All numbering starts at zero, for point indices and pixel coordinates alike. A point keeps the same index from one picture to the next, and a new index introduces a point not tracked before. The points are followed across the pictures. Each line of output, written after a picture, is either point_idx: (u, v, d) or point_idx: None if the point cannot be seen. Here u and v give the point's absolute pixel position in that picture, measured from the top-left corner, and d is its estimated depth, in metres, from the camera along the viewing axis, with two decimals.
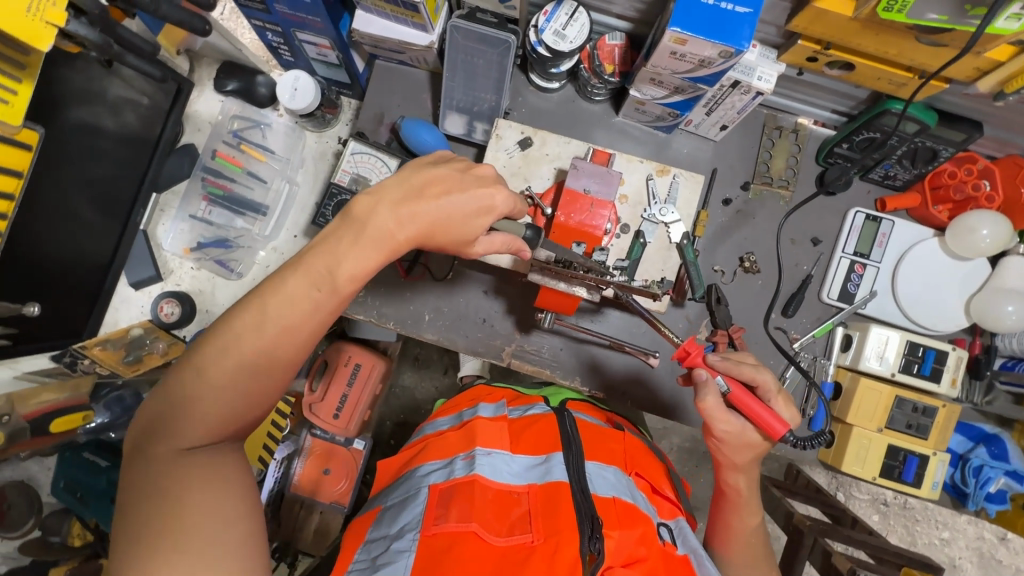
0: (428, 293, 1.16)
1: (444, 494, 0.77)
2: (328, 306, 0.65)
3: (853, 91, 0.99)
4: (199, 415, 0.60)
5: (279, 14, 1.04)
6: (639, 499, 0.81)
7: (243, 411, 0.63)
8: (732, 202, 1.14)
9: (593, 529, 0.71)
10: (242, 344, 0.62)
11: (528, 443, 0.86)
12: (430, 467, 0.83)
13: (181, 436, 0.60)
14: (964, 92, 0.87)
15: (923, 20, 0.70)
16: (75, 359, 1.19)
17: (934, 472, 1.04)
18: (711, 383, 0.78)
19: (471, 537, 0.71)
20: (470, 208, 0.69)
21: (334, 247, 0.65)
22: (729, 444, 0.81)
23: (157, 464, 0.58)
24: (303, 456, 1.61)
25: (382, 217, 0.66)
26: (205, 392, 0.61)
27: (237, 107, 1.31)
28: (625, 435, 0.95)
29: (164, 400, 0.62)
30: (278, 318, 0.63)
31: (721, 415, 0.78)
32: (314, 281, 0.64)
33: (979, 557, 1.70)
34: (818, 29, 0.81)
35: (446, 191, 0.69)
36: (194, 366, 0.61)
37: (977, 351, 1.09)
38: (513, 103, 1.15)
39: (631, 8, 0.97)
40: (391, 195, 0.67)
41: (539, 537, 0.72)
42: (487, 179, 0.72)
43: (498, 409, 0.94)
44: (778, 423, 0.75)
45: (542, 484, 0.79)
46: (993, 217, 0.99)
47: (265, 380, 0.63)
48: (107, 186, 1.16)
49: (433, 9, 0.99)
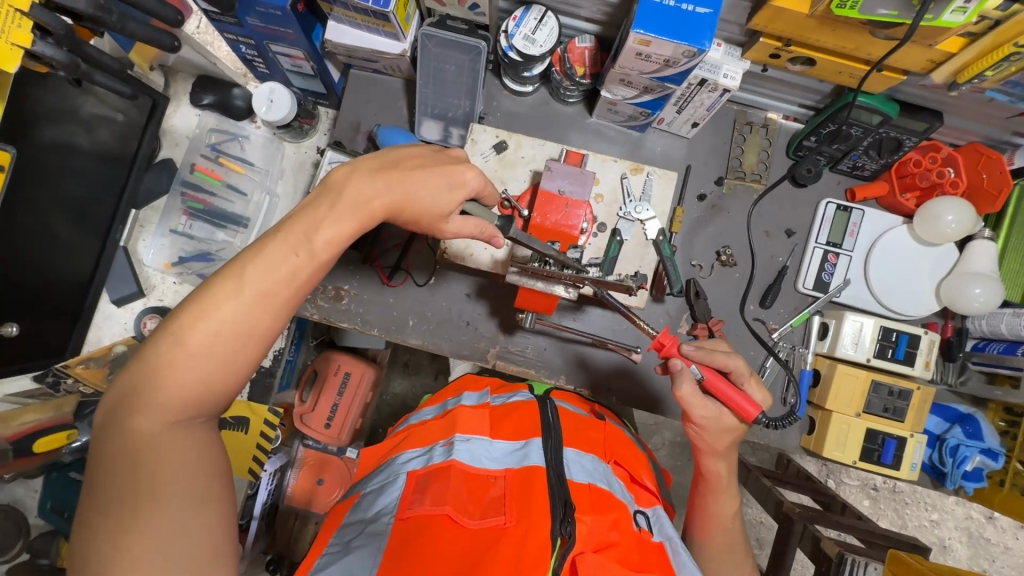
0: (411, 298, 1.17)
1: (421, 480, 0.78)
2: (307, 271, 0.65)
3: (818, 85, 1.01)
4: (174, 385, 0.59)
5: (251, 28, 1.05)
6: (616, 486, 0.82)
7: (220, 381, 0.62)
8: (706, 197, 1.17)
9: (565, 513, 0.71)
10: (221, 310, 0.61)
11: (508, 428, 0.88)
12: (409, 455, 0.85)
13: (154, 408, 0.59)
14: (921, 83, 0.89)
15: (874, 15, 0.73)
16: (57, 378, 1.21)
17: (912, 454, 1.06)
18: (686, 371, 0.81)
19: (444, 519, 0.72)
20: (443, 182, 0.74)
21: (316, 211, 0.67)
22: (708, 431, 0.83)
23: (132, 433, 0.58)
24: (296, 468, 1.60)
25: (359, 184, 0.69)
26: (181, 361, 0.60)
27: (214, 120, 1.32)
28: (606, 425, 0.97)
29: (138, 368, 0.60)
30: (256, 283, 0.62)
31: (697, 401, 0.81)
32: (293, 246, 0.65)
33: (968, 537, 1.73)
34: (778, 27, 0.83)
35: (419, 165, 0.74)
36: (170, 333, 0.60)
37: (949, 333, 1.13)
38: (488, 107, 1.16)
39: (598, 11, 0.99)
40: (365, 177, 0.70)
41: (512, 519, 0.72)
42: (457, 159, 0.78)
43: (482, 397, 0.97)
44: (751, 405, 0.79)
45: (519, 467, 0.80)
46: (957, 204, 1.02)
47: (243, 351, 0.62)
48: (85, 204, 1.16)
49: (404, 18, 1.00)
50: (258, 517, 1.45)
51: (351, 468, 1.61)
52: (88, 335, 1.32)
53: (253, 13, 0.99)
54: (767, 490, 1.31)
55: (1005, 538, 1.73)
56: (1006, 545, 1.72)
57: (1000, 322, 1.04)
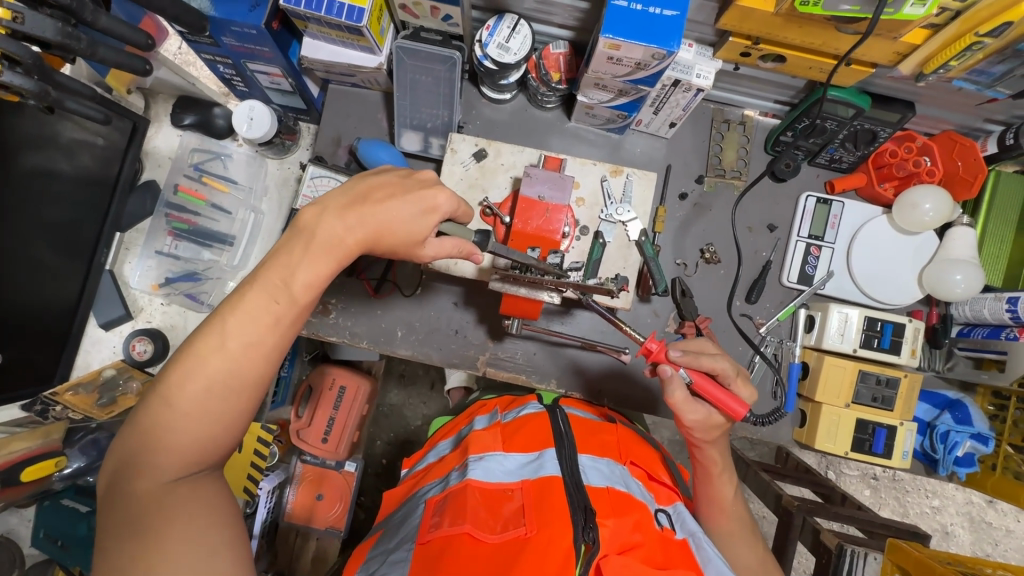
0: (398, 309, 1.17)
1: (439, 505, 0.78)
2: (290, 318, 0.65)
3: (791, 81, 1.03)
4: (171, 445, 0.60)
5: (227, 47, 1.05)
6: (634, 487, 0.81)
7: (216, 437, 0.62)
8: (688, 195, 1.17)
9: (586, 519, 0.71)
10: (208, 367, 0.61)
11: (521, 440, 0.85)
12: (428, 486, 0.85)
13: (154, 470, 0.60)
14: (889, 75, 0.90)
15: (837, 11, 0.74)
16: (45, 406, 1.16)
17: (903, 441, 1.07)
18: (675, 377, 0.79)
19: (465, 538, 0.71)
20: (414, 210, 0.71)
21: (289, 256, 0.66)
22: (698, 431, 0.82)
23: (136, 498, 0.59)
24: (293, 484, 1.60)
25: (330, 223, 0.67)
26: (175, 422, 0.60)
27: (196, 140, 1.33)
28: (618, 426, 0.95)
29: (135, 434, 0.61)
30: (240, 335, 0.63)
31: (686, 405, 0.79)
32: (272, 293, 0.64)
33: (970, 522, 1.74)
34: (745, 26, 0.84)
35: (389, 195, 0.70)
36: (161, 397, 0.61)
37: (935, 320, 1.13)
38: (467, 116, 1.17)
39: (571, 17, 1.00)
40: (336, 203, 0.68)
41: (533, 528, 0.71)
42: (428, 182, 0.74)
43: (492, 418, 0.95)
44: (739, 405, 0.78)
45: (535, 479, 0.78)
46: (933, 191, 1.03)
47: (238, 402, 0.63)
48: (69, 229, 1.16)
49: (378, 31, 1.01)
50: (257, 533, 1.48)
51: (350, 482, 1.60)
52: (77, 360, 1.32)
53: (228, 33, 1.00)
54: (766, 484, 1.31)
55: (1007, 522, 1.73)
56: (1008, 528, 1.73)
57: (983, 307, 1.05)
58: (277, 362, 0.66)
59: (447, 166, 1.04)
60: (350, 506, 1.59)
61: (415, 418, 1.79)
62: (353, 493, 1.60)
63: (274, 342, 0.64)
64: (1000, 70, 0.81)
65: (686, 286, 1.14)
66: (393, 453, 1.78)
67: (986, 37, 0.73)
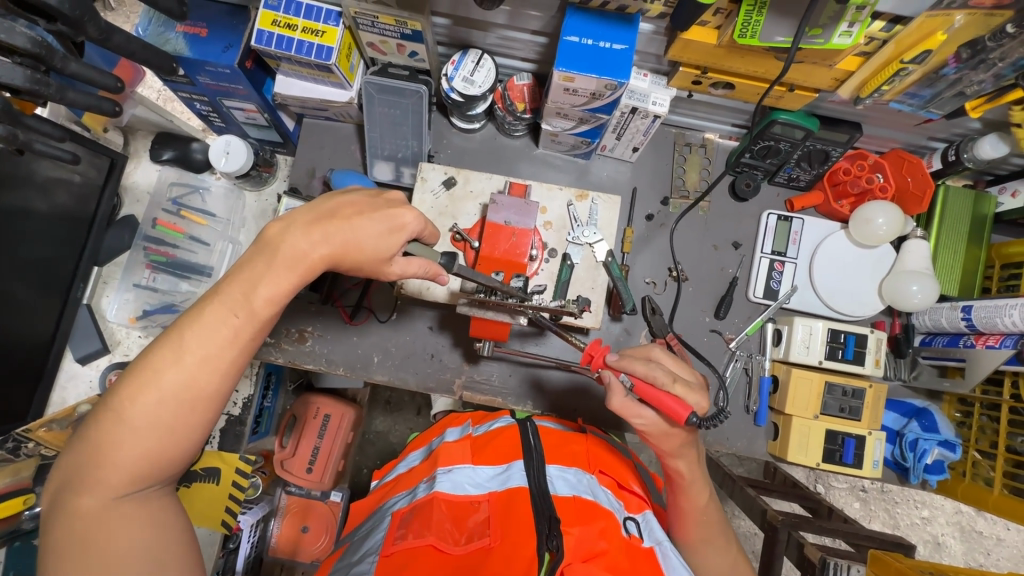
0: (374, 334, 1.19)
1: (405, 517, 0.76)
2: (249, 332, 0.66)
3: (743, 106, 1.07)
4: (118, 462, 0.59)
5: (203, 86, 1.09)
6: (601, 495, 0.81)
7: (168, 450, 0.62)
8: (654, 217, 1.21)
9: (551, 527, 0.71)
10: (162, 380, 0.61)
11: (490, 453, 0.87)
12: (395, 498, 0.84)
13: (100, 485, 0.59)
14: (832, 99, 0.95)
15: (772, 42, 0.77)
16: (18, 444, 1.16)
17: (873, 451, 1.08)
18: (615, 383, 0.79)
19: (429, 550, 0.71)
20: (381, 228, 0.74)
21: (252, 271, 0.67)
22: (653, 437, 0.79)
23: (81, 518, 0.58)
24: (279, 516, 1.58)
25: (296, 236, 0.69)
26: (125, 437, 0.60)
27: (174, 174, 1.36)
28: (588, 437, 0.96)
29: (82, 448, 0.61)
30: (197, 348, 0.63)
31: (630, 410, 0.77)
32: (231, 306, 0.66)
33: (960, 532, 1.74)
34: (693, 57, 0.89)
35: (357, 213, 0.74)
36: (112, 411, 0.60)
37: (897, 330, 1.17)
38: (438, 146, 1.21)
39: (532, 51, 1.05)
40: (301, 220, 0.71)
41: (496, 539, 0.72)
42: (396, 203, 0.78)
43: (464, 431, 0.96)
44: (678, 406, 0.74)
45: (502, 490, 0.79)
46: (884, 206, 1.07)
47: (191, 416, 0.63)
48: (45, 267, 1.18)
49: (348, 68, 1.05)
50: (240, 570, 1.44)
51: (336, 513, 1.58)
52: (53, 397, 1.31)
53: (203, 73, 1.03)
54: (752, 499, 1.29)
55: (996, 530, 1.73)
56: (998, 536, 1.73)
57: (941, 317, 1.08)
58: (235, 375, 0.66)
59: (418, 195, 1.07)
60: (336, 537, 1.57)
61: (401, 445, 1.78)
62: (339, 524, 1.58)
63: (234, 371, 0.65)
64: (930, 93, 0.85)
65: (656, 304, 1.17)
66: None
67: (910, 64, 0.78)
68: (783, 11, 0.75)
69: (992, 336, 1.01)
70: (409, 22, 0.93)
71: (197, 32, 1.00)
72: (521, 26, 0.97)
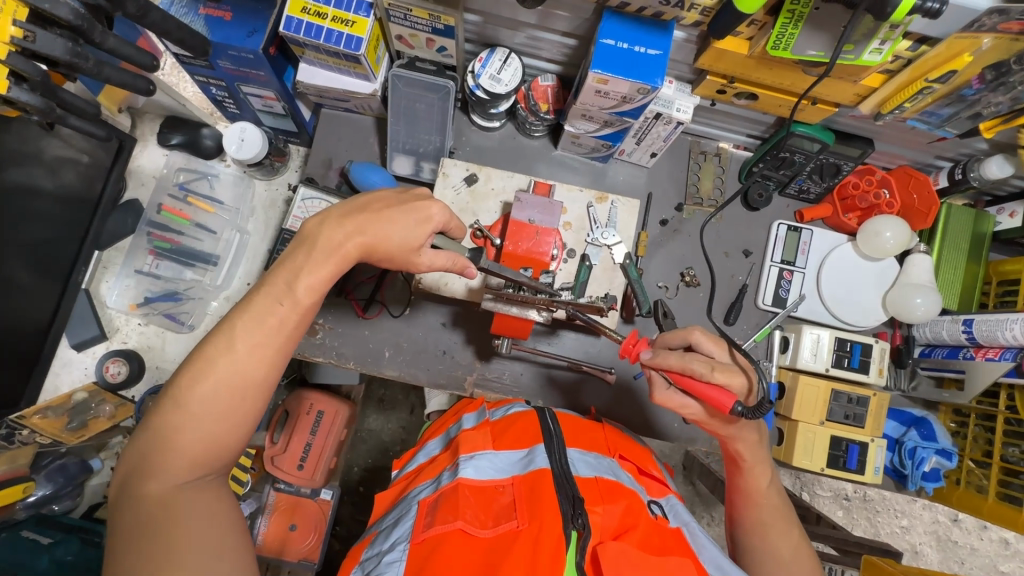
0: (386, 329, 1.18)
1: (431, 505, 0.76)
2: (293, 320, 0.68)
3: (761, 117, 1.10)
4: (181, 448, 0.61)
5: (222, 70, 1.07)
6: (623, 477, 0.82)
7: (224, 437, 0.64)
8: (668, 222, 1.23)
9: (574, 506, 0.71)
10: (216, 369, 0.63)
11: (510, 439, 0.85)
12: (420, 488, 0.83)
13: (166, 470, 0.60)
14: (851, 114, 0.98)
15: (805, 55, 0.80)
16: (11, 430, 1.13)
17: (874, 457, 1.11)
18: (657, 375, 0.85)
19: (458, 534, 0.70)
20: (414, 221, 0.73)
21: (294, 261, 0.68)
22: (707, 421, 0.85)
23: (146, 502, 0.59)
24: (266, 514, 1.55)
25: (331, 228, 0.70)
26: (185, 424, 0.62)
27: (183, 160, 1.33)
28: (605, 426, 0.96)
29: (144, 438, 0.62)
30: (247, 337, 0.65)
31: (676, 401, 0.84)
32: (276, 296, 0.67)
33: (937, 541, 1.79)
34: (722, 66, 0.91)
35: (388, 207, 0.73)
36: (172, 399, 0.62)
37: (898, 341, 1.21)
38: (457, 142, 1.21)
39: (559, 53, 1.06)
40: (338, 213, 0.71)
41: (524, 521, 0.71)
42: (423, 196, 0.78)
43: (480, 416, 0.94)
44: (717, 395, 0.77)
45: (525, 474, 0.78)
46: (892, 221, 1.11)
47: (243, 405, 0.64)
48: (48, 248, 1.15)
49: (375, 60, 1.04)
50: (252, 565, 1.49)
51: (325, 511, 1.56)
52: (45, 383, 1.27)
53: (225, 57, 1.02)
54: None
55: (970, 539, 1.79)
56: (972, 546, 1.79)
57: (941, 329, 1.12)
58: (280, 366, 0.68)
59: (439, 189, 1.07)
60: (325, 536, 1.55)
61: (395, 443, 1.76)
62: (328, 522, 1.56)
63: (277, 358, 0.67)
64: (947, 112, 0.89)
65: (667, 307, 1.18)
66: (372, 480, 1.74)
67: (934, 83, 0.81)
68: (819, 25, 0.77)
69: (992, 349, 1.05)
70: (442, 17, 0.93)
71: (221, 15, 0.99)
72: (551, 27, 0.97)
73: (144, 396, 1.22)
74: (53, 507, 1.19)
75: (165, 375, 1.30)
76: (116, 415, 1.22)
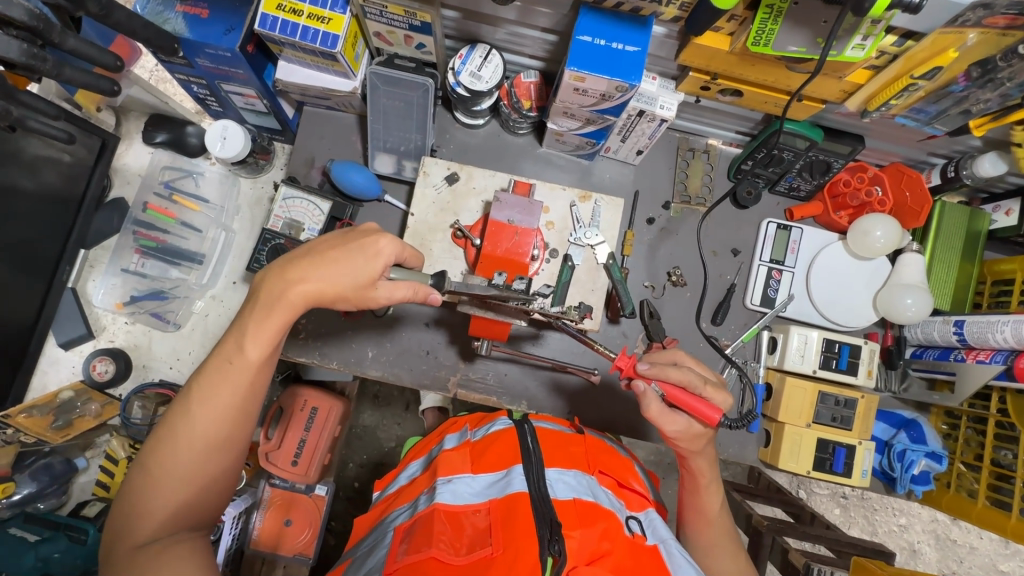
0: (368, 329, 1.17)
1: (407, 531, 0.74)
2: (247, 377, 0.70)
3: (748, 114, 1.08)
4: (150, 511, 0.66)
5: (202, 69, 1.06)
6: (602, 496, 0.80)
7: (192, 496, 0.68)
8: (656, 220, 1.21)
9: (552, 532, 0.70)
10: (176, 436, 0.68)
11: (489, 460, 0.82)
12: (397, 512, 0.82)
13: (135, 533, 0.65)
14: (838, 110, 0.96)
15: (785, 51, 0.77)
16: None
17: (861, 460, 1.10)
18: (648, 391, 0.81)
19: (431, 563, 0.68)
20: (357, 256, 0.72)
21: (242, 322, 0.71)
22: (683, 441, 0.83)
23: (119, 563, 0.63)
24: (261, 509, 1.55)
25: (273, 282, 0.70)
26: (152, 489, 0.67)
27: (167, 158, 1.31)
28: (586, 437, 0.93)
29: (119, 505, 0.67)
30: (202, 401, 0.68)
31: (666, 417, 0.82)
32: (226, 357, 0.70)
33: (935, 540, 1.76)
34: (706, 63, 0.89)
35: (331, 248, 0.72)
36: (141, 466, 0.68)
37: (890, 342, 1.18)
38: (441, 140, 1.20)
39: (541, 49, 1.04)
40: (279, 264, 0.72)
41: (499, 547, 0.70)
42: (371, 231, 0.75)
43: (462, 436, 0.91)
44: (711, 410, 0.80)
45: (502, 497, 0.76)
46: (884, 219, 1.07)
47: (206, 464, 0.68)
48: (27, 248, 1.14)
49: (353, 57, 1.03)
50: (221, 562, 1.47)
51: (320, 507, 1.56)
52: (33, 382, 1.28)
53: (202, 54, 1.00)
54: (737, 505, 1.32)
55: (969, 539, 1.76)
56: (972, 544, 1.76)
57: (933, 330, 1.10)
58: (243, 422, 0.71)
59: (420, 188, 1.06)
60: (320, 532, 1.55)
61: (388, 441, 1.76)
62: (323, 519, 1.56)
63: (237, 419, 0.70)
64: (936, 108, 0.87)
65: (654, 308, 1.17)
66: (366, 476, 1.74)
67: (920, 79, 0.79)
68: (799, 20, 0.74)
69: (983, 351, 1.02)
70: (418, 13, 0.91)
71: (198, 12, 0.97)
72: (532, 23, 0.95)
73: (128, 395, 1.23)
74: (38, 505, 1.21)
75: (152, 374, 1.30)
76: (101, 414, 1.24)
